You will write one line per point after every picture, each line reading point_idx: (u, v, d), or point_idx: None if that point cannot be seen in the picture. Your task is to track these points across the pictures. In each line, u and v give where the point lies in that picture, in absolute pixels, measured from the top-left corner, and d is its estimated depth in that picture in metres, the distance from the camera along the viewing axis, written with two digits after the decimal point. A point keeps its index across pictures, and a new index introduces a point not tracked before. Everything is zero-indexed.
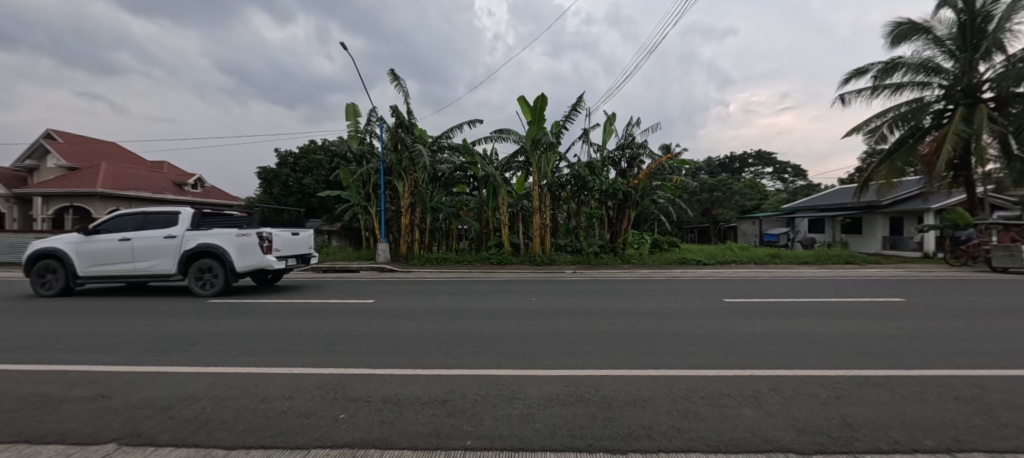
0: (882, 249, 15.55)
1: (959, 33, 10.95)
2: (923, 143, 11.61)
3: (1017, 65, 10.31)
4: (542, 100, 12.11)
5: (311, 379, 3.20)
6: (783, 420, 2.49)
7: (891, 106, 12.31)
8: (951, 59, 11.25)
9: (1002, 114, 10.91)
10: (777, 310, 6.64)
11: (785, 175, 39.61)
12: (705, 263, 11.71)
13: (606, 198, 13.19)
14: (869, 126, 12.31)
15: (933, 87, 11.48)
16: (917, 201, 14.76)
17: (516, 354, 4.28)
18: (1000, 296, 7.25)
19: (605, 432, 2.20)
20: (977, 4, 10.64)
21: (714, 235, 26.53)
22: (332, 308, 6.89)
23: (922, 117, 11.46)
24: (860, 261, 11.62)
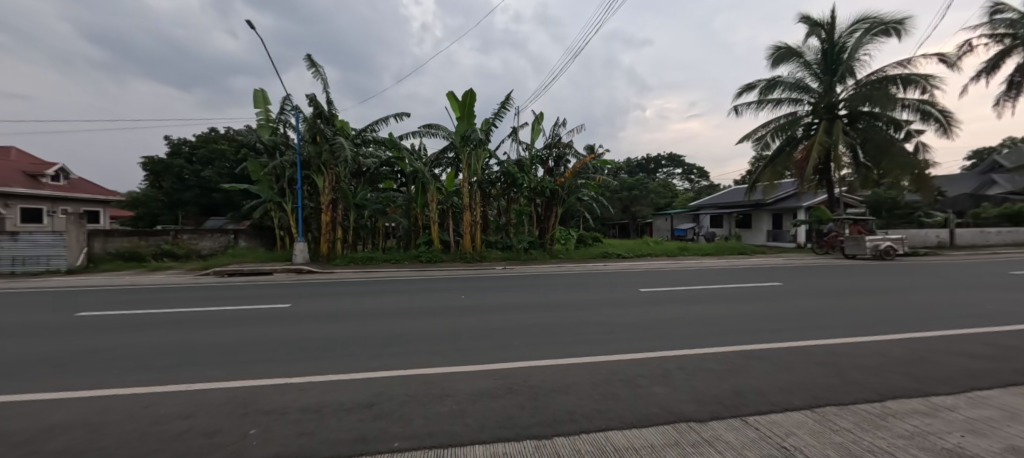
0: (766, 241, 18.13)
1: (823, 58, 13.03)
2: (796, 150, 13.56)
3: (862, 88, 12.44)
4: (470, 96, 12.06)
5: (213, 394, 2.81)
6: (688, 393, 2.99)
7: (773, 118, 14.22)
8: (817, 80, 13.31)
9: (852, 128, 13.04)
10: (683, 297, 7.45)
11: (692, 175, 44.11)
12: (624, 256, 12.62)
13: (535, 195, 13.40)
14: (757, 134, 14.04)
15: (804, 104, 13.48)
16: (792, 201, 17.47)
17: (447, 353, 4.21)
18: (847, 279, 8.94)
19: (533, 418, 2.41)
20: (835, 35, 12.82)
21: (632, 232, 28.09)
22: (241, 315, 6.20)
23: (795, 128, 13.46)
24: (751, 251, 13.41)
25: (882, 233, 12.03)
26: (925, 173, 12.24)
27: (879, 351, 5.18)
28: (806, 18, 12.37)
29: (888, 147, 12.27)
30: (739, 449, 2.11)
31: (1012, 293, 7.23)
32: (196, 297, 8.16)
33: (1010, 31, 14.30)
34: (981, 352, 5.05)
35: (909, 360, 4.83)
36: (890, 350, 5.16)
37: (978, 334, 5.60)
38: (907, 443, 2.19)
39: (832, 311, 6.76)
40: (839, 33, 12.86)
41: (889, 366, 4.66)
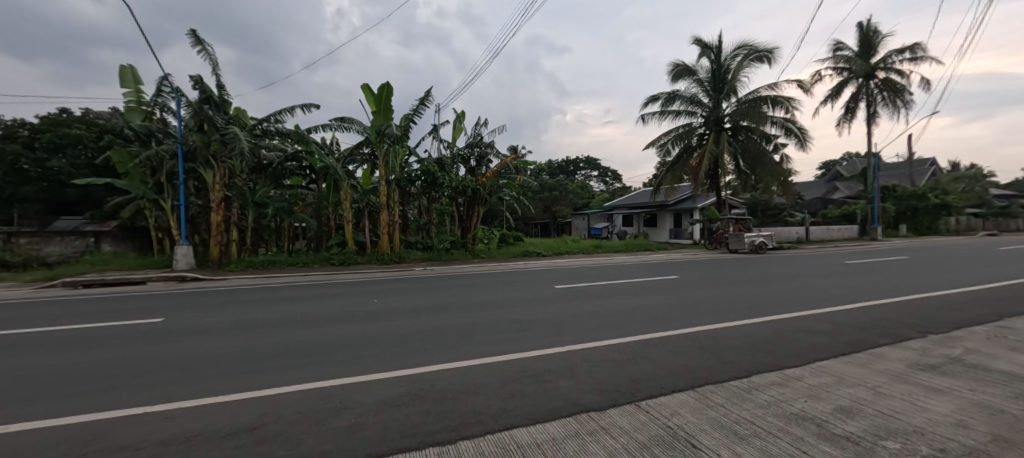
0: (668, 238, 20.14)
1: (712, 76, 14.74)
2: (691, 157, 15.19)
3: (742, 104, 14.30)
4: (387, 89, 11.49)
5: (32, 436, 2.23)
6: (588, 385, 3.74)
7: (673, 127, 15.73)
8: (708, 96, 15.00)
9: (734, 139, 14.91)
10: (592, 296, 7.97)
11: (607, 178, 47.30)
12: (543, 255, 13.03)
13: (456, 194, 13.20)
14: (659, 141, 15.45)
15: (698, 116, 15.11)
16: (689, 202, 19.65)
17: (351, 365, 3.93)
18: (729, 270, 10.30)
19: (439, 425, 2.54)
20: (722, 58, 14.57)
21: (554, 230, 29.16)
22: (87, 334, 5.13)
23: (690, 138, 15.06)
24: (654, 247, 14.76)
25: (757, 230, 14.04)
26: (789, 180, 14.45)
27: (749, 332, 6.06)
28: (699, 40, 13.86)
29: (761, 158, 14.30)
30: (630, 432, 2.74)
31: (843, 279, 8.96)
32: (34, 314, 6.61)
33: (846, 67, 17.70)
34: (819, 329, 6.18)
35: (770, 340, 5.73)
36: (757, 331, 6.05)
37: (820, 314, 6.82)
38: (767, 413, 3.25)
39: (715, 300, 7.74)
40: (724, 55, 14.64)
41: (756, 346, 5.48)
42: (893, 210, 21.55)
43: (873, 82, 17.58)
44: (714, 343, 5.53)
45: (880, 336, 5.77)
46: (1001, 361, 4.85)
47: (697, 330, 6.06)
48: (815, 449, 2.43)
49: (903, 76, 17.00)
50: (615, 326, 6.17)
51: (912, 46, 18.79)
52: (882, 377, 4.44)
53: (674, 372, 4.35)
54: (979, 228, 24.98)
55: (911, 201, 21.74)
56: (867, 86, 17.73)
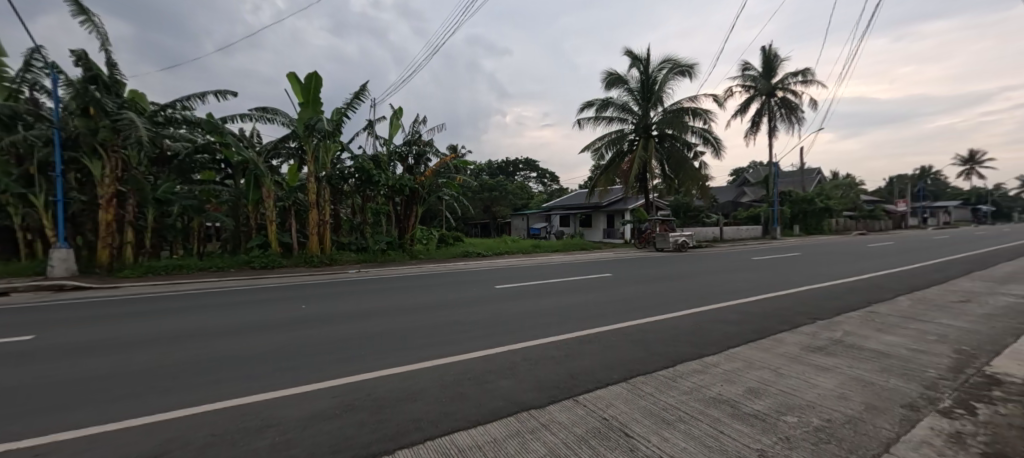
0: (602, 238, 21.20)
1: (641, 86, 15.76)
2: (623, 162, 16.13)
3: (667, 114, 15.45)
4: (316, 80, 10.73)
5: None
6: (528, 384, 3.82)
7: (607, 133, 16.58)
8: (638, 104, 16.00)
9: (660, 145, 16.05)
10: (530, 297, 8.11)
11: (545, 179, 48.40)
12: (483, 255, 13.02)
13: (393, 193, 12.66)
14: (594, 145, 16.20)
15: (629, 123, 16.08)
16: (621, 203, 20.88)
17: (271, 378, 3.56)
18: (655, 268, 11.07)
19: (376, 435, 2.42)
20: (649, 69, 15.65)
21: (493, 230, 29.11)
22: None
23: (622, 143, 15.99)
24: (590, 246, 15.44)
25: (680, 230, 15.28)
26: (706, 185, 15.88)
27: (674, 324, 6.56)
28: (629, 52, 14.74)
29: (683, 164, 15.54)
30: (568, 428, 2.90)
31: (749, 273, 10.08)
32: None
33: (752, 85, 19.98)
34: (731, 318, 6.89)
35: (692, 330, 6.26)
36: (680, 324, 6.57)
37: (731, 305, 7.60)
38: (691, 397, 3.77)
39: (644, 296, 8.27)
40: (652, 68, 15.75)
41: (680, 337, 5.96)
42: (789, 213, 24.80)
43: (773, 100, 20.03)
44: (643, 336, 5.91)
45: (779, 322, 6.61)
46: (867, 341, 5.78)
47: (627, 325, 6.44)
48: (729, 434, 2.92)
49: (796, 97, 19.58)
50: (553, 325, 6.33)
51: (802, 70, 21.74)
52: (783, 360, 5.07)
53: (609, 366, 4.58)
54: (851, 228, 29.68)
55: (802, 205, 25.14)
56: (768, 104, 20.18)
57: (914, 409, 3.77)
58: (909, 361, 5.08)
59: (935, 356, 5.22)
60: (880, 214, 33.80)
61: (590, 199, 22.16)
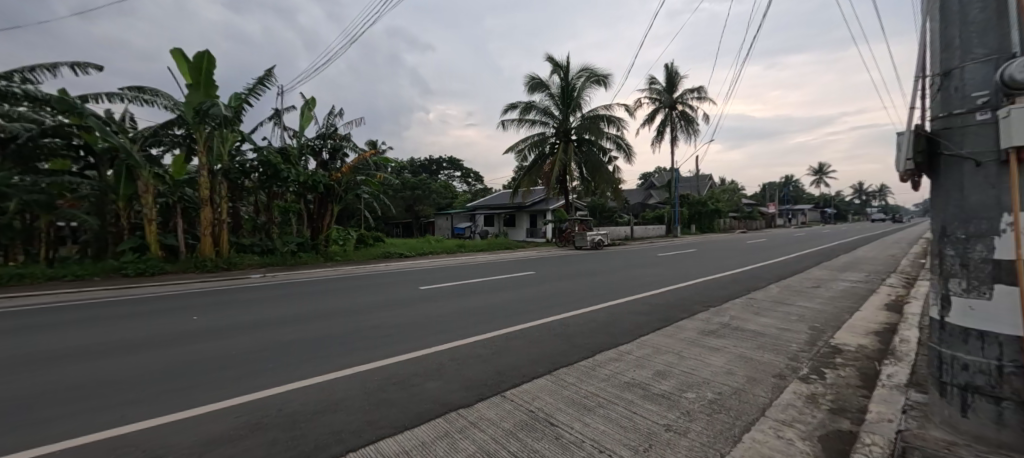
0: (526, 237, 21.86)
1: (561, 92, 16.53)
2: (544, 164, 16.79)
3: (584, 120, 16.40)
4: (208, 60, 9.42)
5: None
6: (455, 383, 3.80)
7: (530, 135, 17.14)
8: (558, 110, 16.76)
9: (579, 149, 16.95)
10: (455, 298, 8.02)
11: (469, 179, 47.50)
12: (406, 255, 12.60)
13: (305, 190, 11.67)
14: (517, 147, 16.66)
15: (550, 126, 16.78)
16: (543, 204, 21.75)
17: (147, 404, 3.01)
18: (574, 264, 11.67)
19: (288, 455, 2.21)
20: (569, 77, 16.48)
21: (416, 230, 28.13)
22: None
23: (544, 146, 16.65)
24: (514, 245, 15.83)
25: (596, 230, 16.35)
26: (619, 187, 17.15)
27: (592, 317, 6.98)
28: (550, 59, 15.39)
29: (599, 168, 16.58)
30: (496, 423, 2.94)
31: (655, 267, 11.14)
32: None
33: (657, 99, 22.17)
34: (642, 309, 7.54)
35: (608, 322, 6.72)
36: (597, 316, 7.01)
37: (641, 296, 8.32)
38: (610, 384, 4.03)
39: (565, 292, 8.68)
40: (571, 76, 16.60)
41: (598, 328, 6.36)
42: (687, 213, 28.03)
43: (674, 113, 22.45)
44: (565, 330, 6.20)
45: (681, 311, 7.40)
46: (749, 323, 6.75)
47: (550, 320, 6.70)
48: (641, 414, 3.29)
49: (693, 111, 22.19)
50: (478, 324, 6.33)
51: (697, 88, 24.70)
52: (684, 344, 5.68)
53: (532, 359, 4.72)
54: (734, 227, 34.57)
55: (698, 207, 28.56)
56: (671, 116, 22.58)
57: (781, 379, 4.50)
58: (778, 338, 6.05)
59: (797, 332, 6.28)
60: (754, 215, 39.99)
61: (514, 200, 22.64)
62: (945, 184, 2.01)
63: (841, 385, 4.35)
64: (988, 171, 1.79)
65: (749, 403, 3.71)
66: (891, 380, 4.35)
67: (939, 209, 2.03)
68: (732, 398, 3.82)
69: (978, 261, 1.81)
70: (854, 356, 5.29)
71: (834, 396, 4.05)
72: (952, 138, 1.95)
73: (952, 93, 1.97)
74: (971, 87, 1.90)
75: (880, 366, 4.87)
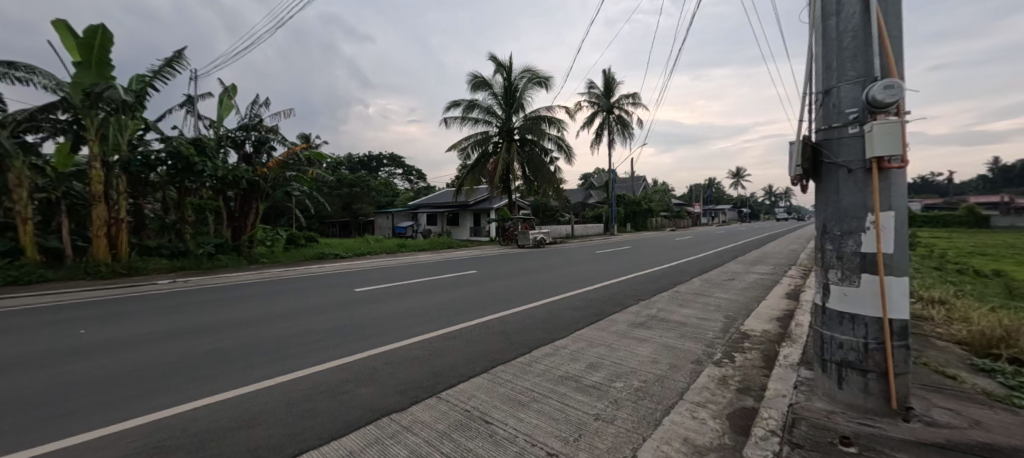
0: (470, 236, 21.76)
1: (504, 92, 16.73)
2: (487, 163, 16.88)
3: (527, 120, 16.70)
4: (104, 37, 8.09)
5: None
6: (389, 387, 3.65)
7: (473, 134, 17.18)
8: (502, 109, 16.94)
9: (522, 149, 17.25)
10: (394, 300, 7.74)
11: (412, 177, 45.65)
12: (342, 256, 12.02)
13: (224, 186, 10.72)
14: (460, 145, 16.61)
15: (493, 125, 16.90)
16: (487, 203, 21.80)
17: (5, 438, 2.51)
18: (515, 262, 11.80)
19: None
20: (511, 77, 16.72)
21: (354, 230, 26.66)
22: None
23: (487, 145, 16.74)
24: (457, 244, 15.72)
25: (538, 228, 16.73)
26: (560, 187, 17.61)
27: (531, 314, 7.09)
28: (492, 58, 15.51)
29: (541, 168, 16.96)
30: (430, 424, 2.88)
31: (592, 263, 11.61)
32: None
33: (595, 102, 23.20)
34: (578, 305, 7.81)
35: (545, 318, 6.88)
36: (536, 313, 7.15)
37: (578, 292, 8.61)
38: (545, 378, 4.12)
39: (506, 290, 8.74)
40: (514, 76, 16.85)
41: (536, 324, 6.49)
42: (623, 213, 29.72)
43: (612, 117, 23.65)
44: (503, 327, 6.24)
45: (614, 305, 7.78)
46: (673, 314, 7.27)
47: (489, 319, 6.71)
48: (572, 406, 3.38)
49: (628, 116, 23.53)
50: (415, 325, 6.16)
51: (632, 94, 26.21)
52: (615, 336, 5.96)
53: (469, 359, 4.68)
54: (664, 225, 37.27)
55: (633, 207, 30.37)
56: (608, 120, 23.75)
57: (699, 364, 4.89)
58: (698, 327, 6.57)
59: (713, 321, 6.88)
60: (682, 214, 43.58)
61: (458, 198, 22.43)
62: (826, 186, 2.63)
63: (748, 367, 4.84)
64: (857, 175, 2.43)
65: (670, 389, 3.98)
66: (787, 360, 4.92)
67: (823, 207, 2.66)
68: (655, 384, 4.07)
69: (849, 253, 2.46)
70: (760, 340, 5.91)
71: (741, 377, 4.48)
72: (831, 146, 2.58)
73: (832, 109, 2.61)
74: (844, 104, 2.54)
75: (780, 348, 5.49)
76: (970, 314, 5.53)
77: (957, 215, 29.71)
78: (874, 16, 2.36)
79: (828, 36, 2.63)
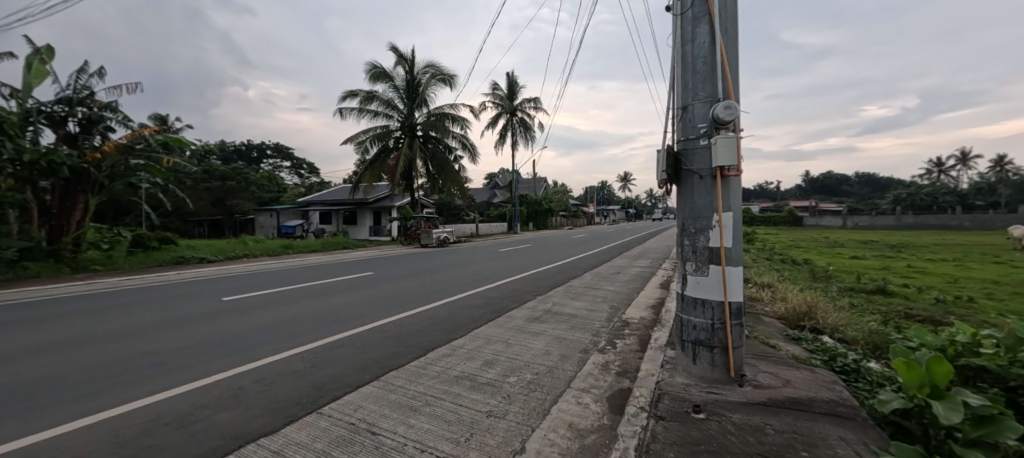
0: (369, 235, 20.52)
1: (406, 85, 16.21)
2: (387, 158, 16.19)
3: (430, 116, 16.40)
4: None
5: None
6: (259, 408, 3.06)
7: (372, 127, 16.35)
8: (404, 103, 16.39)
9: (425, 146, 16.88)
10: (275, 308, 6.78)
11: (303, 171, 41.07)
12: (209, 260, 10.37)
13: (34, 174, 8.46)
14: (357, 138, 15.71)
15: (393, 120, 16.26)
16: (387, 201, 20.82)
17: None
18: (416, 262, 11.37)
19: None
20: (414, 71, 16.27)
21: (228, 230, 22.94)
22: None
23: (387, 139, 16.06)
24: (354, 244, 14.70)
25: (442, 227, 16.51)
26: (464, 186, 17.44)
27: (428, 316, 6.81)
28: (392, 49, 14.87)
29: (445, 166, 16.72)
30: (308, 444, 2.46)
31: (494, 262, 11.75)
32: None
33: (500, 104, 23.80)
34: (478, 303, 7.80)
35: (444, 318, 6.70)
36: (435, 314, 6.92)
37: (479, 291, 8.60)
38: (441, 380, 3.93)
39: (405, 292, 8.33)
40: (416, 70, 16.40)
41: (434, 325, 6.29)
42: (525, 212, 31.07)
43: (515, 119, 24.54)
44: (399, 330, 5.89)
45: (512, 301, 7.97)
46: (567, 307, 7.70)
47: (384, 323, 6.28)
48: (466, 405, 3.25)
49: (531, 119, 24.65)
50: (297, 334, 5.43)
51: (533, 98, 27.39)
52: (512, 332, 6.06)
53: (358, 367, 4.24)
54: (563, 225, 39.96)
55: (534, 206, 32.00)
56: (512, 122, 24.55)
57: (586, 353, 5.20)
58: (587, 318, 7.06)
59: (600, 312, 7.46)
60: (579, 214, 47.42)
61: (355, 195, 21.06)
62: (685, 190, 3.02)
63: (626, 351, 5.33)
64: (706, 180, 2.86)
65: (559, 378, 4.14)
66: (657, 343, 5.53)
67: (681, 207, 3.07)
68: (546, 376, 4.19)
69: (701, 247, 2.89)
70: (637, 326, 6.58)
71: (620, 361, 4.90)
72: (688, 154, 2.97)
73: (688, 122, 3.01)
74: (697, 119, 2.95)
75: (653, 333, 6.16)
76: (786, 294, 6.92)
77: (780, 215, 37.38)
78: (719, 48, 2.80)
79: (685, 58, 3.01)
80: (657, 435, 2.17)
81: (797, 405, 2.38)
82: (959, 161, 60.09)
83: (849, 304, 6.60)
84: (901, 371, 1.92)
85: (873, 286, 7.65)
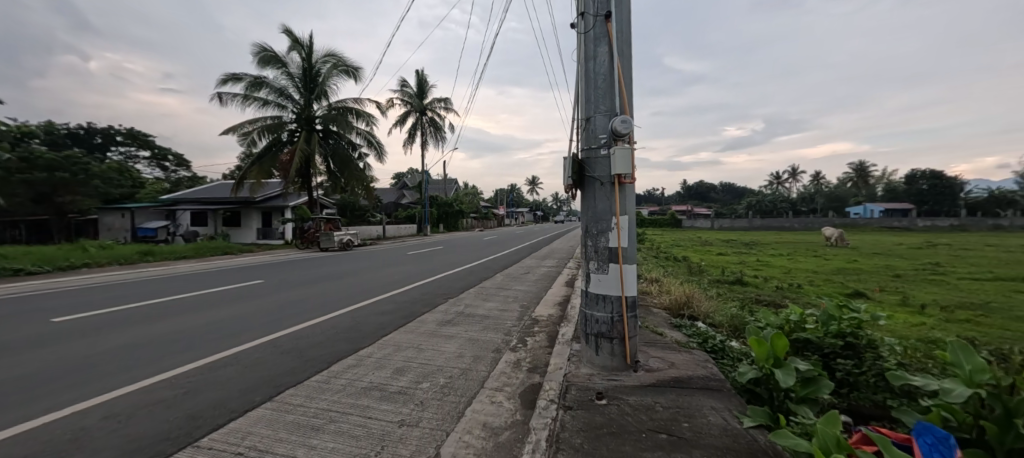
0: (257, 239, 18.36)
1: (302, 74, 14.83)
2: (280, 153, 14.75)
3: (330, 110, 15.23)
4: None
5: None
6: (114, 448, 2.47)
7: (261, 117, 14.68)
8: (299, 93, 14.95)
9: (325, 141, 15.67)
10: (134, 326, 5.56)
11: (166, 162, 34.42)
12: (27, 272, 8.20)
13: None
14: (242, 129, 14.03)
15: (287, 111, 14.76)
16: (279, 200, 18.82)
17: None
18: (313, 268, 10.37)
19: None
20: (312, 60, 14.95)
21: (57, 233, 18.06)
22: None
23: (280, 132, 14.55)
24: (237, 250, 12.96)
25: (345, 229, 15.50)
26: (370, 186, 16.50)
27: (330, 326, 6.25)
28: (285, 33, 13.48)
29: (347, 164, 15.57)
30: None
31: (404, 265, 11.31)
32: None
33: (409, 101, 23.15)
34: (387, 309, 7.42)
35: (348, 327, 6.22)
36: (339, 323, 6.40)
37: (388, 296, 8.19)
38: (349, 393, 3.65)
39: (304, 301, 7.54)
40: (315, 59, 15.08)
41: (337, 335, 5.81)
42: (437, 213, 30.67)
43: (425, 118, 24.08)
44: (295, 343, 5.31)
45: (423, 305, 7.76)
46: (480, 308, 7.75)
47: (278, 336, 5.58)
48: (376, 417, 3.04)
49: (442, 120, 24.32)
50: (166, 356, 4.53)
51: (445, 99, 27.21)
52: (423, 337, 5.90)
53: (246, 388, 3.71)
54: (475, 226, 40.39)
55: (445, 207, 31.81)
56: (423, 121, 24.05)
57: (498, 353, 5.29)
58: (499, 318, 7.19)
59: (511, 311, 7.66)
60: (489, 215, 48.32)
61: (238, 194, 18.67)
62: (588, 195, 3.24)
63: (535, 348, 5.56)
64: (606, 187, 3.12)
65: (472, 379, 4.13)
66: (563, 338, 5.86)
67: (585, 211, 3.30)
68: (459, 378, 4.15)
69: (602, 247, 3.14)
70: (546, 323, 6.90)
71: (530, 358, 5.08)
72: (591, 162, 3.20)
73: (591, 133, 3.23)
74: (599, 131, 3.19)
75: (561, 328, 6.51)
76: (670, 287, 7.91)
77: (665, 217, 42.77)
78: (615, 69, 3.08)
79: (588, 74, 3.23)
80: (565, 424, 2.26)
81: (679, 384, 2.72)
82: (792, 175, 75.66)
83: (717, 293, 7.81)
84: (754, 347, 2.29)
85: (733, 277, 9.17)
